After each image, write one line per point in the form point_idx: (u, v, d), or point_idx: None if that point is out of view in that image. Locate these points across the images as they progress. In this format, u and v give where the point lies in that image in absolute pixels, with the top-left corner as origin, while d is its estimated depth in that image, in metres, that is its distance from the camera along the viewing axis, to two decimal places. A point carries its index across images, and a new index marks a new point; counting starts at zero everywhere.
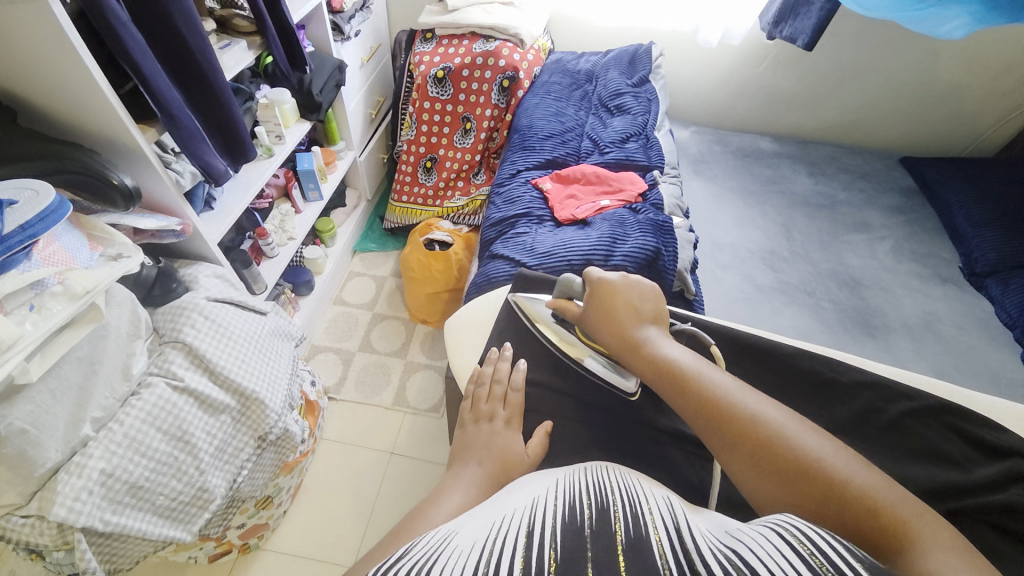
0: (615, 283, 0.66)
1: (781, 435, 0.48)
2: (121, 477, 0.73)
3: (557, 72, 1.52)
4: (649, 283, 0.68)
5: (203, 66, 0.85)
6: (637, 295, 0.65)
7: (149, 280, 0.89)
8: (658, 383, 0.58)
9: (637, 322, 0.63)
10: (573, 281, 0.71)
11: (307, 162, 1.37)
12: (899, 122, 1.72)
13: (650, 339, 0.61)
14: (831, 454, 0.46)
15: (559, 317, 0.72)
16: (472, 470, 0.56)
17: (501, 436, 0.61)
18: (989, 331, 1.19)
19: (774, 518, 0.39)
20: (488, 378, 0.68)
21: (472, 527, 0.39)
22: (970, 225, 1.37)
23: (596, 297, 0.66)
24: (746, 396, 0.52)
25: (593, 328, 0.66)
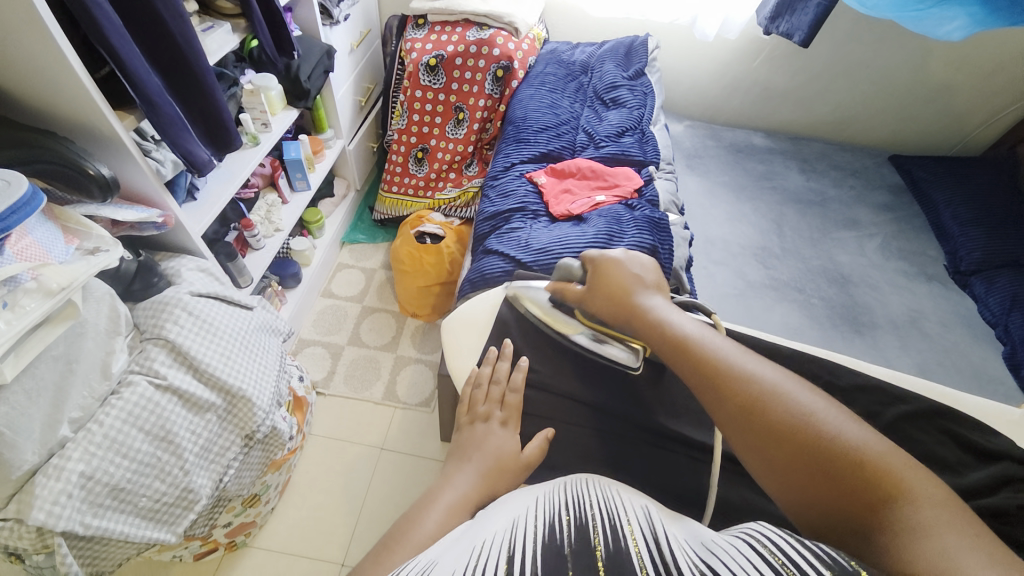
0: (611, 256, 0.68)
1: (770, 395, 0.46)
2: (101, 479, 0.70)
3: (552, 63, 1.49)
4: (651, 257, 0.69)
5: (185, 49, 0.81)
6: (638, 267, 0.66)
7: (129, 275, 0.84)
8: (659, 347, 0.58)
9: (638, 290, 0.64)
10: (572, 265, 0.73)
11: (294, 151, 1.32)
12: (889, 120, 1.74)
13: (652, 305, 0.61)
14: (824, 411, 0.44)
15: (559, 301, 0.74)
16: (467, 467, 0.54)
17: (496, 434, 0.59)
18: (972, 329, 1.22)
19: (748, 524, 0.39)
20: (485, 379, 0.68)
21: (454, 553, 0.37)
22: (956, 224, 1.39)
23: (595, 271, 0.68)
24: (741, 357, 0.51)
25: (595, 304, 0.67)
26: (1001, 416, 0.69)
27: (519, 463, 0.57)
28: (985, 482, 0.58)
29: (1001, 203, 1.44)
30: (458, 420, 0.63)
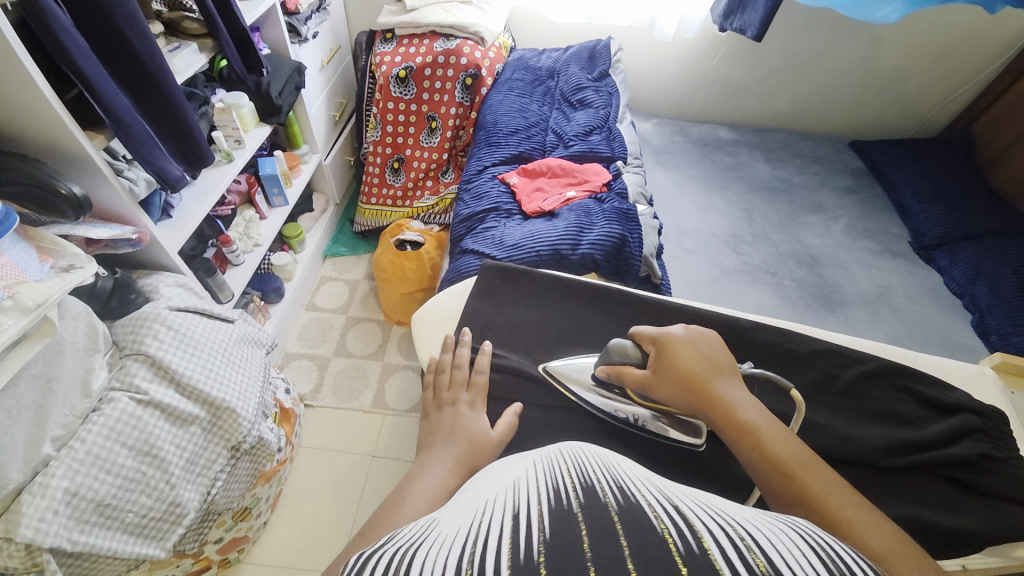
0: (682, 338, 0.60)
1: (888, 555, 0.40)
2: (86, 496, 0.70)
3: (519, 69, 1.53)
4: (716, 334, 0.63)
5: (152, 68, 0.83)
6: (705, 346, 0.60)
7: (105, 292, 0.85)
8: (750, 460, 0.52)
9: (723, 381, 0.57)
10: (627, 345, 0.63)
11: (269, 166, 1.34)
12: (847, 108, 1.81)
13: (740, 408, 0.54)
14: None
15: (607, 382, 0.64)
16: (441, 454, 0.56)
17: (468, 419, 0.61)
18: (939, 300, 1.27)
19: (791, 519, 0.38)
20: (448, 365, 0.68)
21: (455, 516, 0.39)
22: (916, 201, 1.45)
23: (666, 353, 0.59)
24: (853, 502, 0.46)
25: (662, 390, 0.58)
26: (955, 372, 0.72)
27: (492, 445, 0.59)
28: (945, 434, 0.62)
29: (957, 179, 1.51)
30: (428, 405, 0.65)
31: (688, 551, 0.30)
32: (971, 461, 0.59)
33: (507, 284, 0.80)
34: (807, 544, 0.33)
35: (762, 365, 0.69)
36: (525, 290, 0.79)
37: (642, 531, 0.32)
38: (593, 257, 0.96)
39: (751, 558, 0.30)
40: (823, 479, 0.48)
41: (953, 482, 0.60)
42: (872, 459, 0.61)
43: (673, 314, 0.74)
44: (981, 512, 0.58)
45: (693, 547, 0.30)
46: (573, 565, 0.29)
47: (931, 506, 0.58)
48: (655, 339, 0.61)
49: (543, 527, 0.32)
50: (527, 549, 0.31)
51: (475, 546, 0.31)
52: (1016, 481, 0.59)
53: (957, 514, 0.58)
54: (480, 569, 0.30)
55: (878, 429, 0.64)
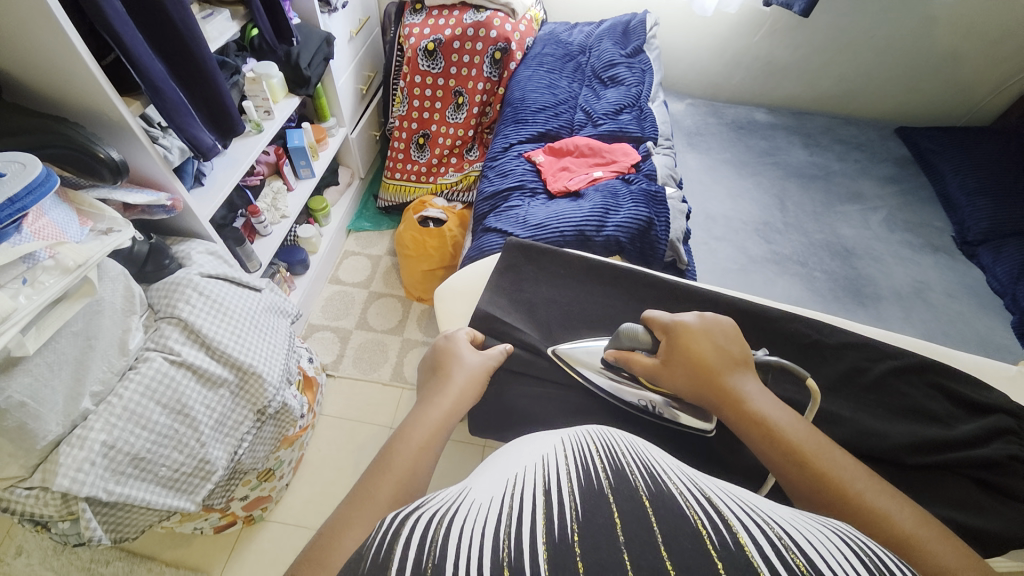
0: (695, 326, 0.58)
1: (921, 539, 0.40)
2: (123, 449, 0.74)
3: (550, 43, 1.49)
4: (732, 322, 0.60)
5: (185, 35, 0.83)
6: (721, 337, 0.57)
7: (141, 256, 0.88)
8: (764, 452, 0.50)
9: (733, 375, 0.54)
10: (638, 330, 0.62)
11: (297, 139, 1.34)
12: (896, 92, 1.71)
13: (750, 398, 0.52)
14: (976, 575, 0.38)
15: (615, 365, 0.64)
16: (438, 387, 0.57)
17: (458, 352, 0.62)
18: (980, 298, 1.21)
19: (828, 521, 0.37)
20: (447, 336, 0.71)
21: (486, 484, 0.40)
22: (963, 194, 1.37)
23: (677, 341, 0.58)
24: (872, 486, 0.45)
25: (670, 377, 0.57)
26: (993, 372, 0.69)
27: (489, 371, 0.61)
28: (974, 434, 0.59)
29: (1009, 172, 1.42)
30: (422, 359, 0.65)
31: (723, 545, 0.30)
32: (1002, 463, 0.57)
33: (529, 261, 0.80)
34: (846, 547, 0.33)
35: (788, 357, 0.67)
36: (547, 269, 0.78)
37: (675, 518, 0.32)
38: (618, 239, 0.94)
39: (792, 560, 0.29)
40: (841, 465, 0.47)
41: (981, 484, 0.57)
42: (894, 456, 0.59)
43: (699, 299, 0.72)
44: (1006, 514, 0.55)
45: (728, 543, 0.30)
46: (608, 547, 0.29)
47: (955, 506, 0.56)
48: (666, 327, 0.60)
49: (576, 505, 0.33)
50: (564, 527, 0.31)
51: (506, 518, 0.32)
52: None
53: (979, 514, 0.55)
54: (515, 545, 0.30)
55: (904, 425, 0.62)
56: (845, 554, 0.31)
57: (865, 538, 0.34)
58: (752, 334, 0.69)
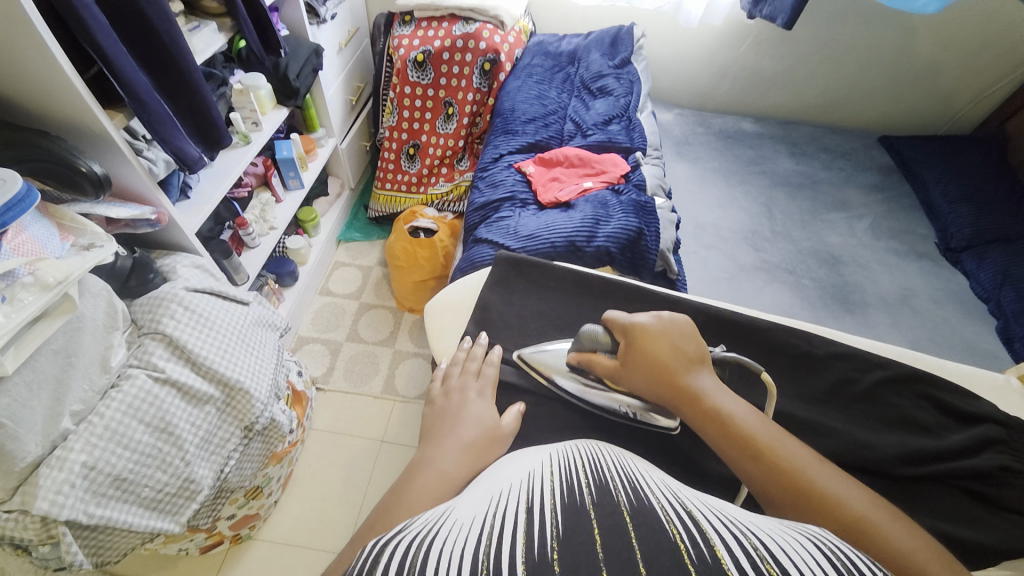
0: (652, 327, 0.59)
1: (872, 520, 0.43)
2: (104, 470, 0.72)
3: (539, 55, 1.50)
4: (689, 320, 0.61)
5: (170, 47, 0.82)
6: (678, 336, 0.58)
7: (124, 271, 0.86)
8: (721, 446, 0.51)
9: (692, 373, 0.55)
10: (598, 332, 0.63)
11: (285, 150, 1.33)
12: (878, 101, 1.75)
13: (706, 394, 0.53)
14: (923, 549, 0.41)
15: (582, 370, 0.64)
16: (458, 433, 0.55)
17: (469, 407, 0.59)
18: (964, 304, 1.23)
19: (806, 530, 0.37)
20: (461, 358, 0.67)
21: (469, 502, 0.39)
22: (945, 201, 1.40)
23: (635, 342, 0.59)
24: (823, 471, 0.47)
25: (634, 378, 0.57)
26: (980, 381, 0.70)
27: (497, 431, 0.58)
28: (964, 444, 0.59)
29: (988, 180, 1.45)
30: (429, 390, 0.64)
31: (700, 558, 0.30)
32: (991, 474, 0.57)
33: (519, 273, 0.79)
34: (821, 553, 0.32)
35: (777, 368, 0.67)
36: (536, 282, 0.78)
37: (655, 533, 0.32)
38: (609, 250, 0.94)
39: (766, 568, 0.29)
40: (793, 454, 0.49)
41: (972, 495, 0.58)
42: (885, 467, 0.59)
43: (690, 311, 0.71)
44: (1003, 528, 0.55)
45: (706, 555, 0.30)
46: (587, 562, 0.29)
47: (948, 519, 0.56)
48: (625, 327, 0.61)
49: (557, 521, 0.33)
50: (544, 543, 0.31)
51: (485, 536, 0.32)
52: None
53: (973, 527, 0.56)
54: (492, 559, 0.30)
55: (894, 435, 0.62)
56: (820, 559, 0.31)
57: (839, 541, 0.35)
58: (741, 346, 0.69)
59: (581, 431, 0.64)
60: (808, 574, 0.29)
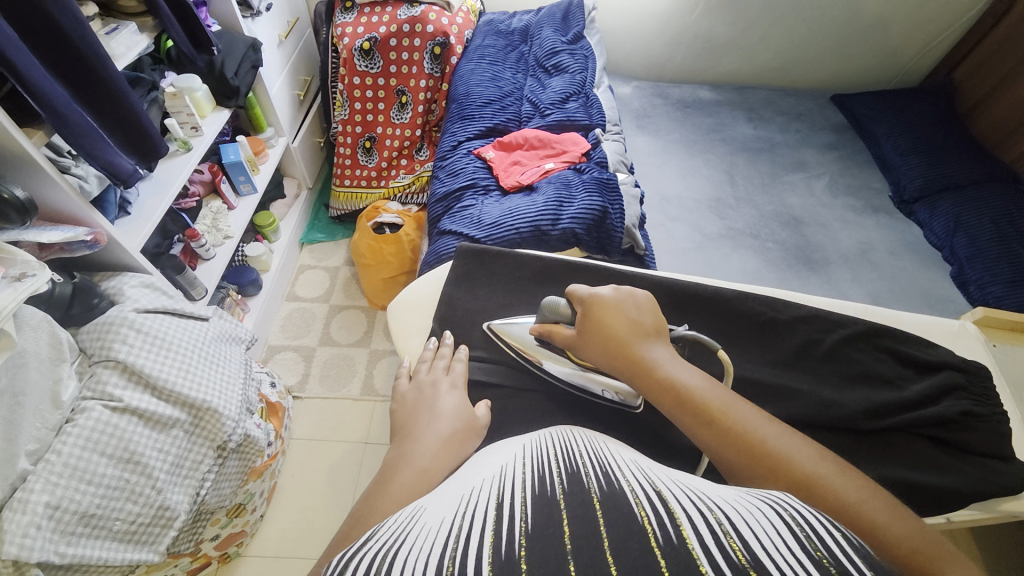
0: (608, 300, 0.59)
1: (819, 476, 0.45)
2: (69, 508, 0.69)
3: (490, 35, 1.46)
4: (646, 295, 0.61)
5: (87, 53, 0.76)
6: (634, 308, 0.59)
7: (65, 298, 0.80)
8: (675, 414, 0.51)
9: (648, 344, 0.55)
10: (559, 303, 0.63)
11: (232, 153, 1.27)
12: (828, 61, 1.77)
13: (660, 364, 0.53)
14: (867, 500, 0.44)
15: (546, 341, 0.64)
16: (429, 429, 0.53)
17: (439, 403, 0.58)
18: (919, 254, 1.28)
19: (772, 499, 0.38)
20: (428, 355, 0.66)
21: (440, 503, 0.38)
22: (897, 154, 1.44)
23: (591, 315, 0.59)
24: (774, 431, 0.49)
25: (590, 351, 0.58)
26: (935, 329, 0.73)
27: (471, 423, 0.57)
28: (925, 393, 0.62)
29: (936, 130, 1.50)
30: (396, 390, 0.62)
31: (667, 542, 0.30)
32: (951, 419, 0.60)
33: (483, 264, 0.78)
34: (780, 522, 0.34)
35: (745, 337, 0.69)
36: (501, 272, 0.77)
37: (623, 520, 0.32)
38: (574, 232, 0.93)
39: (729, 546, 0.30)
40: (745, 417, 0.49)
41: (934, 441, 0.61)
42: (852, 423, 0.61)
43: (657, 288, 0.72)
44: (963, 469, 0.59)
45: (672, 537, 0.30)
46: (555, 557, 0.29)
47: (914, 466, 0.59)
48: (584, 300, 0.61)
49: (526, 515, 0.33)
50: (512, 539, 0.31)
51: (453, 539, 0.31)
52: (995, 436, 0.60)
53: (937, 471, 0.58)
54: (460, 558, 0.30)
55: (858, 391, 0.64)
56: (778, 527, 0.32)
57: (803, 508, 0.36)
58: (709, 318, 0.70)
59: (559, 419, 0.64)
60: (766, 546, 0.30)
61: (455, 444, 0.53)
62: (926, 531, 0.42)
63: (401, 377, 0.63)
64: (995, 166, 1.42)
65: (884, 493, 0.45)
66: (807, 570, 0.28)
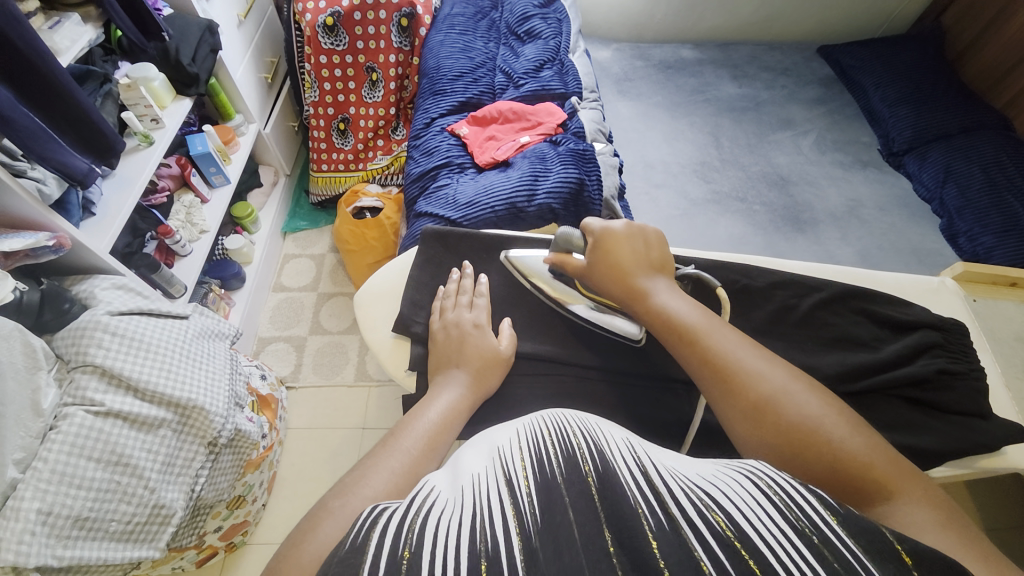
0: (619, 233, 0.62)
1: (784, 396, 0.46)
2: (62, 513, 0.70)
3: (459, 2, 1.38)
4: (659, 232, 0.63)
5: (29, 53, 0.72)
6: (641, 244, 0.61)
7: (35, 306, 0.78)
8: (664, 337, 0.55)
9: (648, 275, 0.59)
10: (573, 234, 0.66)
11: (200, 144, 1.22)
12: (814, 10, 1.70)
13: (655, 293, 0.57)
14: (830, 416, 0.44)
15: (558, 272, 0.68)
16: (454, 374, 0.59)
17: (468, 339, 0.62)
18: (908, 208, 1.26)
19: (745, 464, 0.39)
20: (453, 288, 0.69)
21: (447, 480, 0.39)
22: (886, 105, 1.40)
23: (601, 246, 0.62)
24: (753, 354, 0.50)
25: (596, 280, 0.62)
26: (915, 287, 0.72)
27: (501, 356, 0.62)
28: (902, 353, 0.62)
29: (926, 78, 1.46)
30: (430, 328, 0.66)
31: (659, 525, 0.32)
32: (928, 378, 0.60)
33: (454, 247, 0.76)
34: (768, 493, 0.35)
35: (719, 307, 0.68)
36: (469, 256, 0.75)
37: (619, 505, 0.33)
38: (552, 207, 0.92)
39: (729, 530, 0.31)
40: (728, 340, 0.51)
41: (911, 401, 0.60)
42: (829, 387, 0.61)
43: None
44: (939, 428, 0.59)
45: (665, 520, 0.32)
46: (568, 548, 0.29)
47: (892, 427, 0.59)
48: (596, 233, 0.64)
49: (533, 507, 0.33)
50: (522, 526, 0.32)
51: (469, 523, 0.32)
52: (974, 395, 0.59)
53: (916, 432, 0.58)
54: (488, 535, 0.31)
55: (834, 354, 0.64)
56: (769, 501, 0.34)
57: (776, 472, 0.37)
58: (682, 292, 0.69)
59: (536, 402, 0.64)
60: (765, 526, 0.31)
61: (480, 384, 0.59)
62: (889, 450, 0.43)
63: (433, 312, 0.67)
64: (985, 113, 1.39)
65: (852, 413, 0.46)
66: (800, 546, 0.30)
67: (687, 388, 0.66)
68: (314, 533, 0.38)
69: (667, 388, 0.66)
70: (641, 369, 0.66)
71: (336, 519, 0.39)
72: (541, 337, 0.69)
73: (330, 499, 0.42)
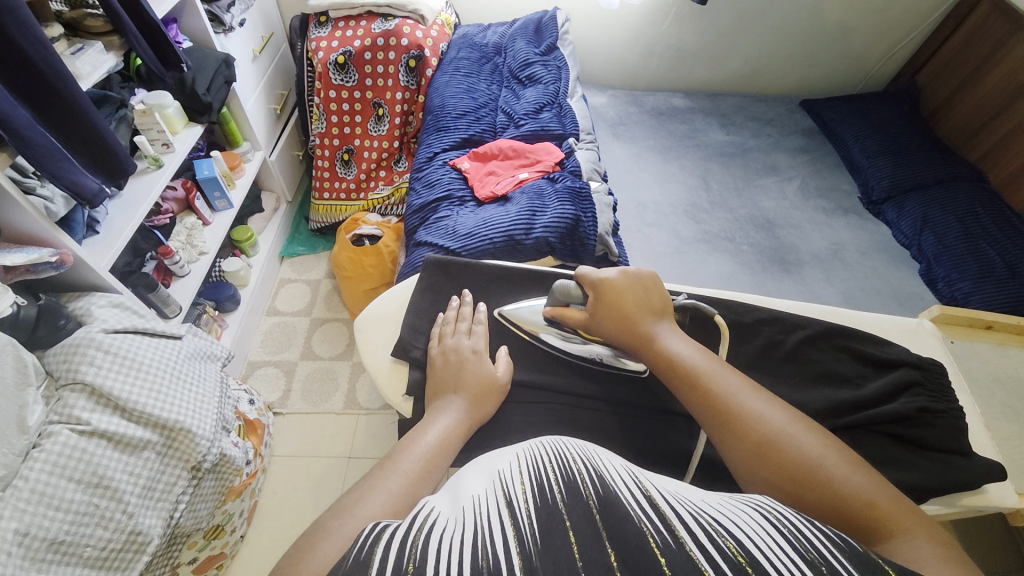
0: (618, 282, 0.63)
1: (785, 435, 0.47)
2: (39, 535, 0.67)
3: (465, 47, 1.47)
4: (655, 274, 0.66)
5: (50, 74, 0.75)
6: (639, 287, 0.63)
7: (31, 321, 0.78)
8: (667, 379, 0.57)
9: (648, 318, 0.61)
10: (570, 286, 0.68)
11: (206, 169, 1.26)
12: (796, 68, 1.82)
13: (657, 336, 0.59)
14: (828, 455, 0.46)
15: (558, 324, 0.69)
16: (451, 399, 0.59)
17: (467, 365, 0.63)
18: (889, 252, 1.32)
19: (753, 500, 0.40)
20: (453, 314, 0.70)
21: (448, 501, 0.39)
22: (865, 156, 1.49)
23: (601, 290, 0.64)
24: (752, 395, 0.51)
25: (598, 322, 0.64)
26: (896, 328, 0.75)
27: (498, 383, 0.63)
28: (884, 391, 0.64)
29: (901, 132, 1.55)
30: (429, 353, 0.67)
31: (664, 544, 0.32)
32: (910, 416, 0.62)
33: (453, 275, 0.78)
34: (765, 522, 0.36)
35: (709, 341, 0.70)
36: (468, 284, 0.77)
37: (621, 528, 0.34)
38: (548, 240, 0.95)
39: (729, 553, 0.31)
40: (727, 381, 0.53)
41: (895, 438, 0.62)
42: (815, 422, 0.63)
43: None
44: (923, 465, 0.60)
45: (669, 541, 0.33)
46: (569, 570, 0.30)
47: (878, 463, 0.60)
48: (594, 280, 0.66)
49: (534, 527, 0.34)
50: (522, 545, 0.32)
51: (471, 542, 0.32)
52: (954, 432, 0.61)
53: (902, 469, 0.60)
54: (490, 554, 0.31)
55: (819, 390, 0.66)
56: (767, 529, 0.35)
57: (779, 506, 0.38)
58: None
59: (530, 430, 0.64)
60: (764, 552, 0.32)
61: (477, 411, 0.60)
62: (886, 487, 0.44)
63: (432, 337, 0.68)
64: (958, 166, 1.48)
65: (848, 450, 0.48)
66: (799, 571, 0.30)
67: (679, 419, 0.67)
68: (312, 553, 0.38)
69: (660, 420, 0.67)
70: (634, 400, 0.67)
71: (335, 541, 0.39)
72: (536, 366, 0.70)
73: (328, 521, 0.41)
